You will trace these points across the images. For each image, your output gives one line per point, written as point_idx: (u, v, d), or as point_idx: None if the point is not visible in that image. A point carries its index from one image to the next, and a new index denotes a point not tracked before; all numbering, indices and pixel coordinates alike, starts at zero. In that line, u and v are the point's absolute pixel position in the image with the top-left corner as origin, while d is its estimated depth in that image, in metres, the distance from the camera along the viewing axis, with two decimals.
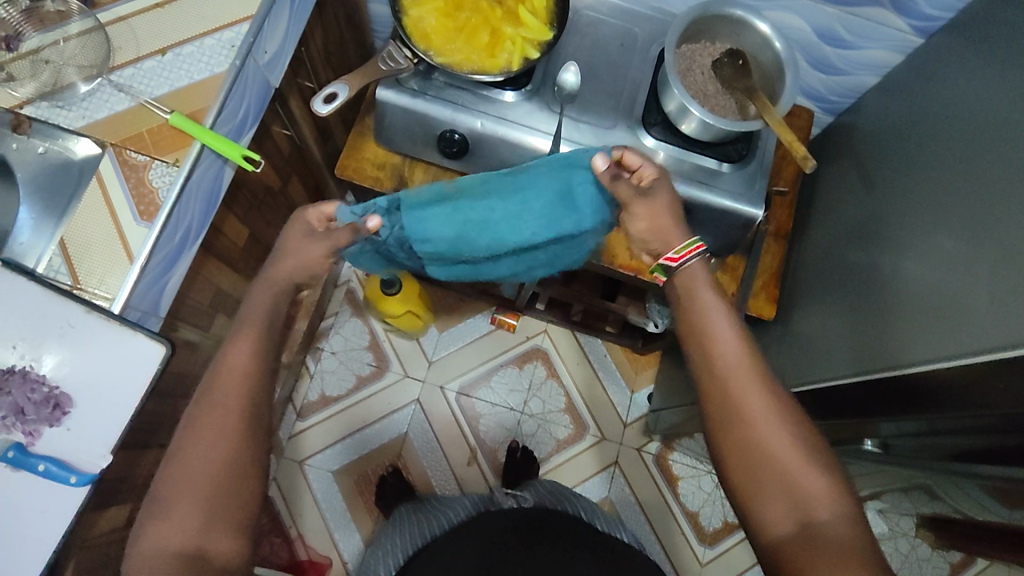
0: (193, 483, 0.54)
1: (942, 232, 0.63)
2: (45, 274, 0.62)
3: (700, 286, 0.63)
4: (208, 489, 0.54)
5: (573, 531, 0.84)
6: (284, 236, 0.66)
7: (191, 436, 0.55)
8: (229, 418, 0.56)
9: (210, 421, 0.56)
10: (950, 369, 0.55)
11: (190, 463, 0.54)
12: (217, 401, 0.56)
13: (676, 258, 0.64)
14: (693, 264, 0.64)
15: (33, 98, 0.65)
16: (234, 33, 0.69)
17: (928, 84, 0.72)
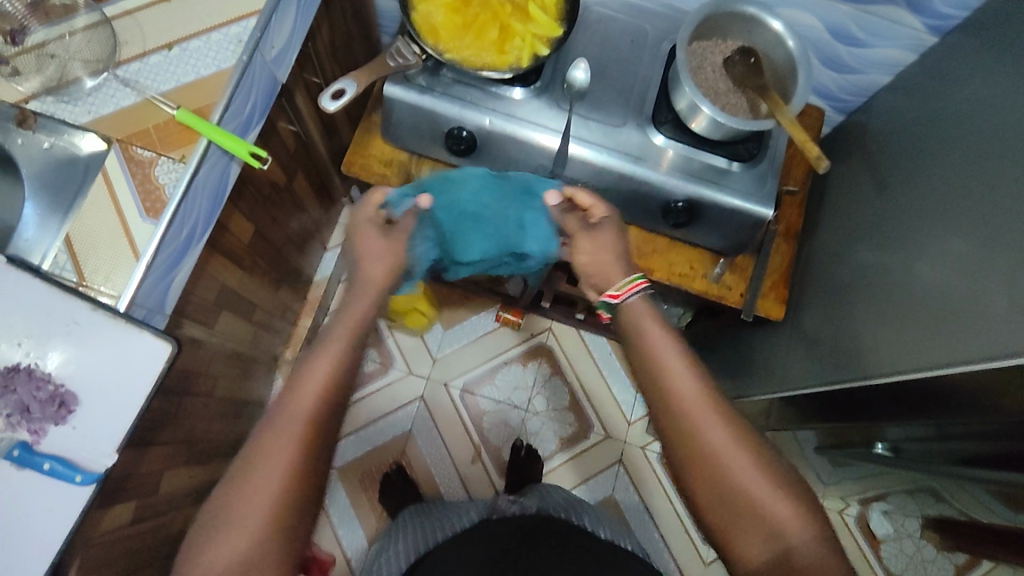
0: (251, 505, 0.52)
1: (956, 234, 0.62)
2: (50, 271, 0.61)
3: (643, 318, 0.63)
4: (269, 513, 0.52)
5: (576, 540, 0.84)
6: (362, 240, 0.69)
7: (258, 453, 0.54)
8: (298, 443, 0.54)
9: (279, 442, 0.54)
10: (963, 375, 0.54)
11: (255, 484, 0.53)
12: (290, 420, 0.54)
13: (617, 295, 0.65)
14: (635, 301, 0.65)
15: (39, 93, 0.65)
16: (241, 27, 0.68)
17: (942, 83, 0.71)
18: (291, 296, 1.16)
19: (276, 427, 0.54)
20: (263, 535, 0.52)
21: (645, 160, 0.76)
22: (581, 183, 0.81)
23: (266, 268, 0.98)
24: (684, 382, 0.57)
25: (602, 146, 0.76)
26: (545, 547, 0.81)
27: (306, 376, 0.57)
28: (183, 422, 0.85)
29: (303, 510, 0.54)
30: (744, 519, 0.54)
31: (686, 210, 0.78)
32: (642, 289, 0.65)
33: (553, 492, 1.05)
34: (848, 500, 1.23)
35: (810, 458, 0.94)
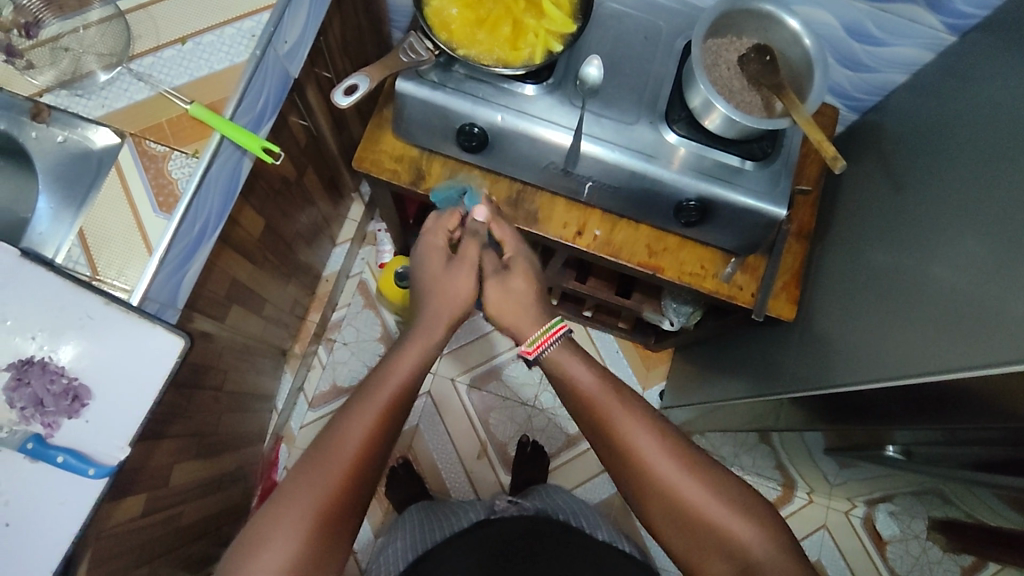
0: (305, 504, 0.55)
1: (973, 235, 0.61)
2: (63, 264, 0.61)
3: (567, 362, 0.64)
4: (321, 512, 0.55)
5: (572, 544, 0.84)
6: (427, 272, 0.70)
7: (321, 454, 0.56)
8: (358, 449, 0.56)
9: (343, 444, 0.56)
10: (979, 380, 0.54)
11: (313, 483, 0.55)
12: (354, 428, 0.57)
13: (532, 350, 0.65)
14: (552, 350, 0.65)
15: (53, 86, 0.65)
16: (254, 22, 0.68)
17: (960, 83, 0.70)
18: (300, 291, 1.17)
19: (339, 432, 0.57)
20: (315, 535, 0.54)
21: (658, 159, 0.76)
22: (592, 181, 0.80)
23: (275, 262, 0.98)
24: (617, 415, 0.60)
25: (614, 144, 0.76)
26: (542, 556, 0.81)
27: (375, 389, 0.59)
28: (193, 416, 0.86)
29: (350, 514, 0.56)
30: (700, 538, 0.57)
31: (698, 209, 0.77)
32: (557, 338, 0.65)
33: (556, 493, 1.04)
34: (854, 501, 1.23)
35: (817, 459, 0.93)
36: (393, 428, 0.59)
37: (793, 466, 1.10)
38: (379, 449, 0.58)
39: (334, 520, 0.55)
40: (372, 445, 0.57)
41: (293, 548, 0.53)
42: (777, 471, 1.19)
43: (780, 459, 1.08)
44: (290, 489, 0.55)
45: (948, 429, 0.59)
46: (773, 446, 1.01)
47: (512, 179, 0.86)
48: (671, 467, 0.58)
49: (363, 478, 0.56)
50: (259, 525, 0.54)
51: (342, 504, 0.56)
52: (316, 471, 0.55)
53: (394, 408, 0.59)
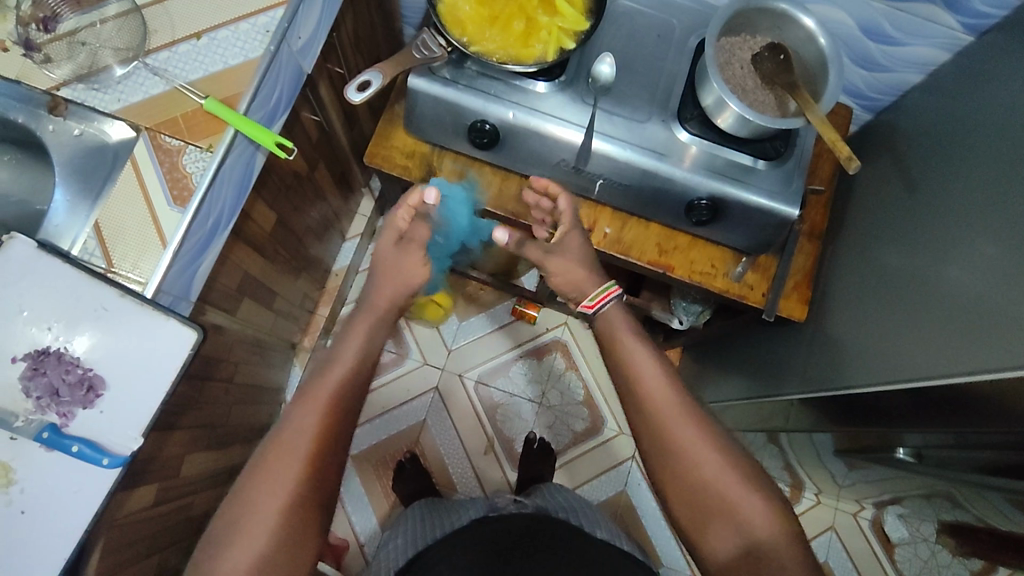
0: (269, 500, 0.55)
1: (987, 238, 0.61)
2: (79, 256, 0.62)
3: (619, 323, 0.67)
4: (298, 489, 0.56)
5: (568, 544, 0.82)
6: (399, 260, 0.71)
7: (277, 451, 0.56)
8: (322, 428, 0.58)
9: (297, 439, 0.57)
10: (993, 385, 0.54)
11: (271, 480, 0.55)
12: (306, 422, 0.57)
13: (591, 306, 0.69)
14: (608, 308, 0.69)
15: (70, 80, 0.66)
16: (268, 18, 0.68)
17: (977, 84, 0.69)
18: (310, 285, 1.17)
19: (292, 426, 0.57)
20: (282, 530, 0.55)
21: (669, 157, 0.76)
22: (603, 178, 0.80)
23: (287, 257, 0.99)
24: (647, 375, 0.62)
25: (625, 142, 0.76)
26: (537, 554, 0.79)
27: (318, 379, 0.60)
28: (205, 407, 0.87)
29: (318, 506, 0.57)
30: (700, 509, 0.58)
31: (710, 208, 0.77)
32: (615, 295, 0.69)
33: (558, 492, 1.05)
34: (863, 503, 1.22)
35: (824, 460, 0.93)
36: (352, 409, 0.60)
37: (801, 467, 1.09)
38: (337, 439, 0.58)
39: (301, 514, 0.56)
40: (329, 436, 0.58)
41: (261, 545, 0.54)
42: (785, 472, 1.18)
43: (788, 459, 1.07)
44: (248, 489, 0.55)
45: (959, 433, 0.59)
46: (782, 447, 1.00)
47: (522, 177, 0.86)
48: (689, 433, 0.59)
49: (331, 454, 0.58)
50: (222, 528, 0.55)
51: (306, 497, 0.56)
52: (277, 462, 0.56)
53: (346, 394, 0.60)
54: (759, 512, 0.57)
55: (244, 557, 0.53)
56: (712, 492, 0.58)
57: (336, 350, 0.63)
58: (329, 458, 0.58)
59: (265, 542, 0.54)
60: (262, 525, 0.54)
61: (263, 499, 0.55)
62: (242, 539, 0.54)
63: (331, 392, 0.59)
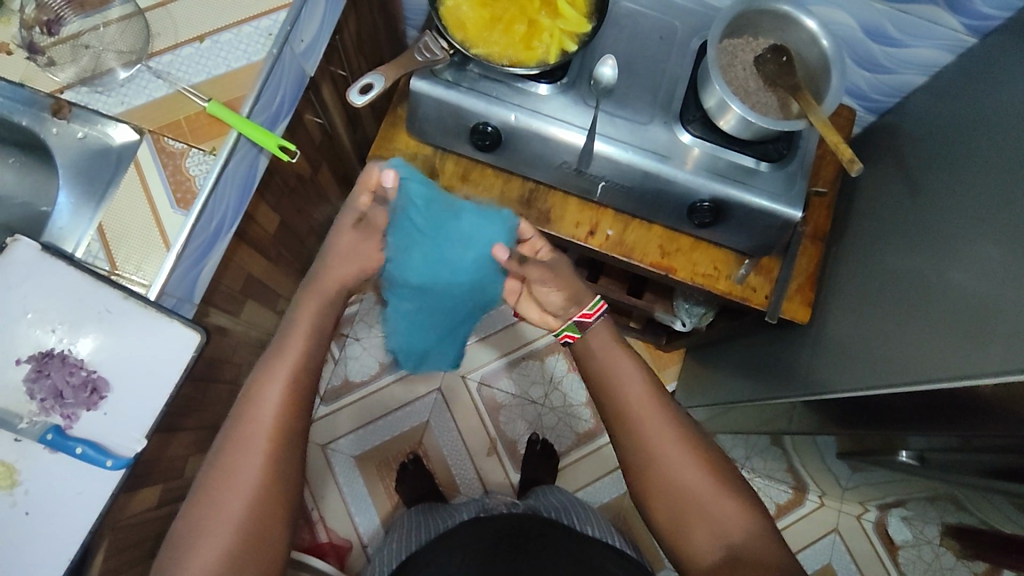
0: (231, 502, 0.56)
1: (989, 241, 0.61)
2: (83, 258, 0.62)
3: (605, 344, 0.69)
4: (261, 480, 0.57)
5: (568, 543, 0.83)
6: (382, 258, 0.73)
7: (231, 454, 0.58)
8: (277, 418, 0.60)
9: (250, 440, 0.58)
10: (992, 387, 0.54)
11: (230, 482, 0.57)
12: (255, 424, 0.59)
13: (588, 315, 0.70)
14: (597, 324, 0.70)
15: (73, 83, 0.66)
16: (271, 21, 0.68)
17: (980, 86, 0.69)
18: None
19: (243, 430, 0.59)
20: (250, 525, 0.56)
21: (671, 158, 0.76)
22: (606, 180, 0.80)
23: (290, 259, 0.99)
24: (625, 380, 0.65)
25: (627, 144, 0.76)
26: (538, 551, 0.80)
27: (261, 379, 0.61)
28: (209, 408, 0.87)
29: (285, 498, 0.58)
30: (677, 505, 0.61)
31: (712, 210, 0.77)
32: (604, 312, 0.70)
33: (555, 493, 1.06)
34: (866, 505, 1.22)
35: (828, 462, 0.93)
36: (307, 396, 0.62)
37: (804, 469, 1.09)
38: (293, 435, 0.60)
39: (269, 508, 0.57)
40: (285, 433, 0.60)
41: (228, 543, 0.55)
42: (788, 474, 1.18)
43: (791, 462, 1.07)
44: (208, 494, 0.57)
45: (960, 436, 0.59)
46: (785, 449, 1.00)
47: (525, 179, 0.87)
48: (665, 432, 0.62)
49: (291, 443, 0.60)
50: (185, 537, 0.55)
51: (270, 490, 0.58)
52: (236, 456, 0.58)
53: (302, 382, 0.62)
54: (730, 507, 0.60)
55: (211, 553, 0.54)
56: (688, 486, 0.61)
57: (280, 344, 0.64)
58: (286, 453, 0.59)
59: (232, 540, 0.55)
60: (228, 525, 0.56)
61: (227, 500, 0.56)
62: (207, 545, 0.55)
63: (278, 392, 0.61)
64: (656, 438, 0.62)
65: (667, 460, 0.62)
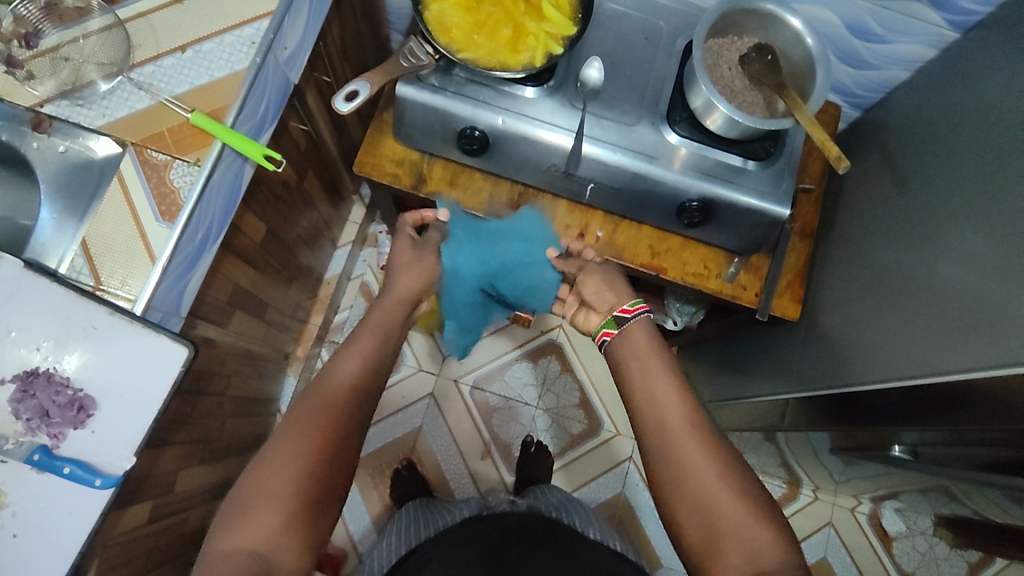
0: (280, 482, 0.52)
1: (977, 234, 0.61)
2: (67, 275, 0.61)
3: (641, 340, 0.66)
4: (314, 466, 0.53)
5: (562, 543, 0.83)
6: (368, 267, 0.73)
7: (291, 432, 0.54)
8: (342, 404, 0.57)
9: (313, 421, 0.55)
10: (985, 378, 0.54)
11: (284, 462, 0.53)
12: (321, 408, 0.56)
13: (629, 311, 0.69)
14: (632, 324, 0.68)
15: (53, 97, 0.65)
16: (254, 29, 0.68)
17: (962, 82, 0.70)
18: (302, 294, 1.17)
19: (306, 410, 0.56)
20: (296, 512, 0.52)
21: (659, 159, 0.76)
22: (595, 182, 0.80)
23: (277, 268, 0.98)
24: (659, 371, 0.63)
25: (614, 145, 0.76)
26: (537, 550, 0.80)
27: (332, 370, 0.60)
28: (198, 422, 0.86)
29: (331, 492, 0.54)
30: (703, 515, 0.55)
31: (701, 210, 0.77)
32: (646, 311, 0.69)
33: (550, 492, 1.05)
34: (859, 497, 1.23)
35: (821, 457, 0.93)
36: (371, 394, 0.60)
37: (797, 464, 1.09)
38: (351, 427, 0.56)
39: (314, 499, 0.53)
40: (341, 423, 0.56)
41: (270, 527, 0.50)
42: (782, 469, 1.19)
43: (785, 457, 1.07)
44: (263, 464, 0.53)
45: (954, 430, 0.59)
46: (779, 445, 1.01)
47: (513, 182, 0.87)
48: (692, 436, 0.58)
49: (353, 435, 0.56)
50: (230, 510, 0.51)
51: (321, 478, 0.53)
52: (298, 434, 0.54)
53: (367, 379, 0.60)
54: (745, 505, 0.55)
55: (253, 533, 0.50)
56: (706, 482, 0.56)
57: (352, 337, 0.64)
58: (345, 445, 0.55)
59: (277, 526, 0.51)
60: (276, 507, 0.51)
61: (278, 479, 0.52)
62: (250, 523, 0.50)
63: (347, 383, 0.59)
64: (688, 436, 0.58)
65: (694, 459, 0.57)
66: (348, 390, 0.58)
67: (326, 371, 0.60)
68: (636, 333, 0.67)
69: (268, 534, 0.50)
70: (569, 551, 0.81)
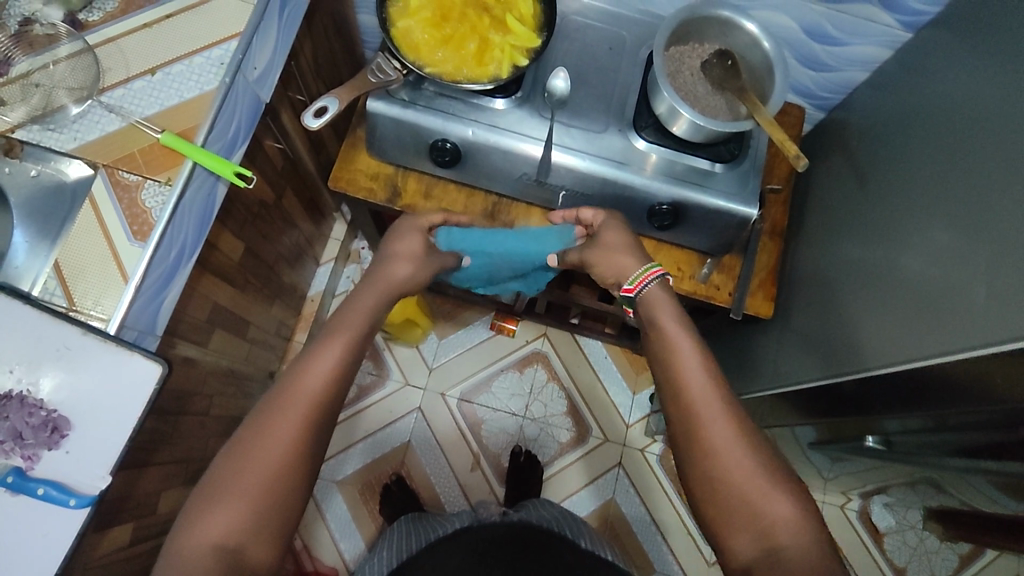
0: (251, 475, 0.52)
1: (936, 225, 0.62)
2: (40, 297, 0.62)
3: (661, 309, 0.67)
4: (283, 461, 0.53)
5: (553, 552, 0.83)
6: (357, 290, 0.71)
7: (262, 428, 0.54)
8: (316, 396, 0.56)
9: (282, 423, 0.54)
10: (950, 365, 0.55)
11: (255, 457, 0.53)
12: (296, 403, 0.55)
13: (632, 289, 0.70)
14: (652, 288, 0.69)
15: (24, 122, 0.65)
16: (223, 50, 0.69)
17: (917, 79, 0.72)
18: (286, 312, 1.17)
19: (280, 404, 0.55)
20: (264, 507, 0.52)
21: (629, 165, 0.77)
22: (566, 190, 0.82)
23: (258, 286, 0.99)
24: (676, 341, 0.63)
25: (584, 152, 0.77)
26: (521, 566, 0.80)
27: (310, 361, 0.58)
28: (180, 441, 0.86)
29: (298, 490, 0.54)
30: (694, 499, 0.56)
31: (671, 212, 0.78)
32: (659, 276, 0.70)
33: (544, 505, 1.03)
34: (849, 494, 1.23)
35: (808, 453, 0.93)
36: (344, 384, 0.59)
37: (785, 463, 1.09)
38: (321, 423, 0.56)
39: (280, 498, 0.53)
40: (314, 417, 0.56)
41: (238, 518, 0.51)
42: None
43: None
44: (235, 454, 0.53)
45: (930, 416, 0.59)
46: None
47: (487, 193, 0.88)
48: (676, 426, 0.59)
49: (323, 430, 0.56)
50: (202, 496, 0.52)
51: (289, 472, 0.54)
52: (272, 426, 0.54)
53: (344, 368, 0.59)
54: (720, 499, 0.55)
55: (219, 522, 0.51)
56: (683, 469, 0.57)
57: (335, 326, 0.63)
58: (314, 445, 0.55)
59: (243, 523, 0.51)
60: (244, 502, 0.52)
61: (247, 478, 0.52)
62: (218, 514, 0.51)
63: (319, 382, 0.57)
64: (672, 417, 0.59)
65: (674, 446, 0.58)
66: (324, 385, 0.57)
67: (299, 364, 0.58)
68: (655, 297, 0.68)
69: (236, 528, 0.51)
70: (552, 570, 0.80)
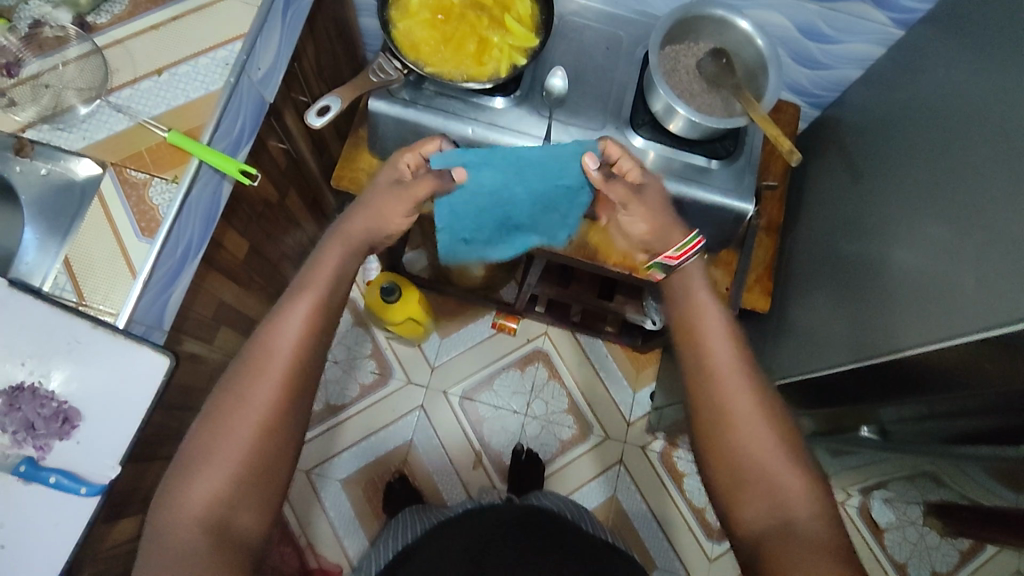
0: (228, 445, 0.53)
1: (927, 218, 0.63)
2: (50, 292, 0.63)
3: (695, 286, 0.64)
4: (257, 430, 0.54)
5: (556, 539, 0.83)
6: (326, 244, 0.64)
7: (236, 399, 0.55)
8: (286, 363, 0.56)
9: (254, 394, 0.55)
10: (939, 352, 0.56)
11: (232, 427, 0.54)
12: (264, 371, 0.55)
13: (676, 257, 0.65)
14: (692, 262, 0.65)
15: (35, 122, 0.67)
16: (227, 51, 0.71)
17: (909, 75, 0.73)
18: None
19: (249, 372, 0.55)
20: (243, 475, 0.53)
21: None
22: None
23: (262, 284, 1.00)
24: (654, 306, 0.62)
25: None
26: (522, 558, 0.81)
27: (274, 324, 0.57)
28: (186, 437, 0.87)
29: (280, 460, 0.55)
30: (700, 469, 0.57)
31: None
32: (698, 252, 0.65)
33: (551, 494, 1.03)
34: (849, 490, 1.24)
35: None
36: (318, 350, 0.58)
37: None
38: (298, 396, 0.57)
39: (257, 468, 0.54)
40: (287, 385, 0.56)
41: (218, 487, 0.53)
42: None
43: None
44: (213, 425, 0.54)
45: (923, 403, 0.60)
46: None
47: None
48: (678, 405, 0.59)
49: (297, 397, 0.56)
50: (184, 467, 0.53)
51: (265, 441, 0.54)
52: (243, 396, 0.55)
53: (312, 333, 0.58)
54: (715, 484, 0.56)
55: (201, 493, 0.52)
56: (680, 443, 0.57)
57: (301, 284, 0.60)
58: (287, 412, 0.56)
59: (223, 491, 0.53)
60: (224, 471, 0.53)
61: (223, 448, 0.53)
62: (200, 485, 0.52)
63: (287, 350, 0.56)
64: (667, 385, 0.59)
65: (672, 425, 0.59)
66: (291, 351, 0.56)
67: (261, 336, 0.57)
68: (692, 273, 0.65)
69: (219, 498, 0.53)
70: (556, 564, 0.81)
